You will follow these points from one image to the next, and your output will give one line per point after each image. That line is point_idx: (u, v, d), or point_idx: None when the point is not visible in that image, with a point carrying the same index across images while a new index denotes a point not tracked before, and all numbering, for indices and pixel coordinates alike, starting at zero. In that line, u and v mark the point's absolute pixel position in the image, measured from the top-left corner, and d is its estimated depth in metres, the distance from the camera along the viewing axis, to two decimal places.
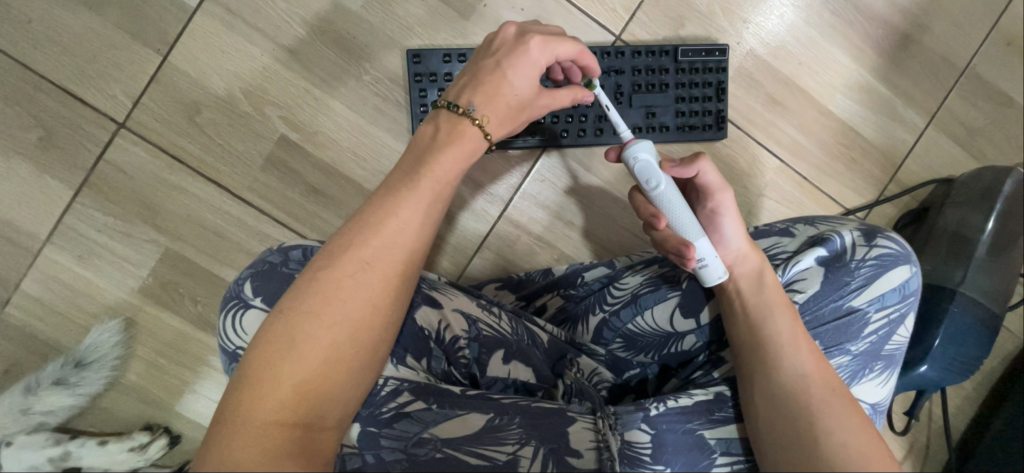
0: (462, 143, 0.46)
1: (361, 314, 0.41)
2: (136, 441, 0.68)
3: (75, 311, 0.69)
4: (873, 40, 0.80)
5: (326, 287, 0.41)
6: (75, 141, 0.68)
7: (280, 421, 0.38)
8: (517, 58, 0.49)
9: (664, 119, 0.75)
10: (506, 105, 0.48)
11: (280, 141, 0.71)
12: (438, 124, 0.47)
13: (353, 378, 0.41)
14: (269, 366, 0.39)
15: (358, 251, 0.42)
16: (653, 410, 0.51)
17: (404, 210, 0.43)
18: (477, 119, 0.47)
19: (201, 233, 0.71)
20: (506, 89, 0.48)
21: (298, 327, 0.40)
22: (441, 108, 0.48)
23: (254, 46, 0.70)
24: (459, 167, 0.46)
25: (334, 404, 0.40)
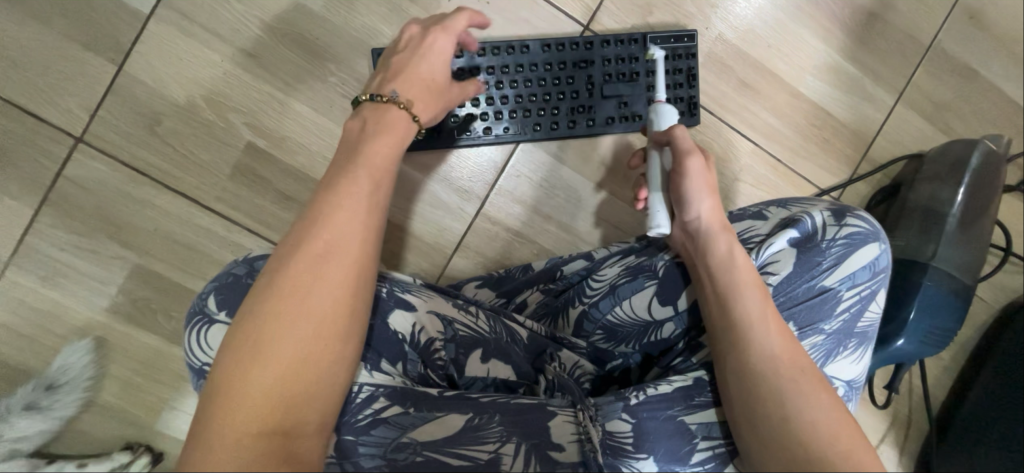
0: (393, 124, 0.49)
1: (326, 309, 0.39)
2: (115, 461, 0.67)
3: (42, 334, 0.67)
4: (839, 20, 0.81)
5: (285, 286, 0.40)
6: (31, 159, 0.66)
7: (256, 429, 0.37)
8: (424, 45, 0.54)
9: (637, 108, 0.74)
10: (425, 87, 0.53)
11: (246, 149, 0.69)
12: (363, 116, 0.50)
13: (327, 378, 0.39)
14: (238, 374, 0.38)
15: (312, 245, 0.41)
16: (633, 399, 0.51)
17: (350, 199, 0.42)
18: (404, 104, 0.51)
19: (170, 247, 0.69)
20: (423, 74, 0.53)
21: (264, 331, 0.38)
22: (363, 102, 0.51)
23: (213, 52, 0.68)
24: (393, 145, 0.48)
25: (310, 408, 0.39)
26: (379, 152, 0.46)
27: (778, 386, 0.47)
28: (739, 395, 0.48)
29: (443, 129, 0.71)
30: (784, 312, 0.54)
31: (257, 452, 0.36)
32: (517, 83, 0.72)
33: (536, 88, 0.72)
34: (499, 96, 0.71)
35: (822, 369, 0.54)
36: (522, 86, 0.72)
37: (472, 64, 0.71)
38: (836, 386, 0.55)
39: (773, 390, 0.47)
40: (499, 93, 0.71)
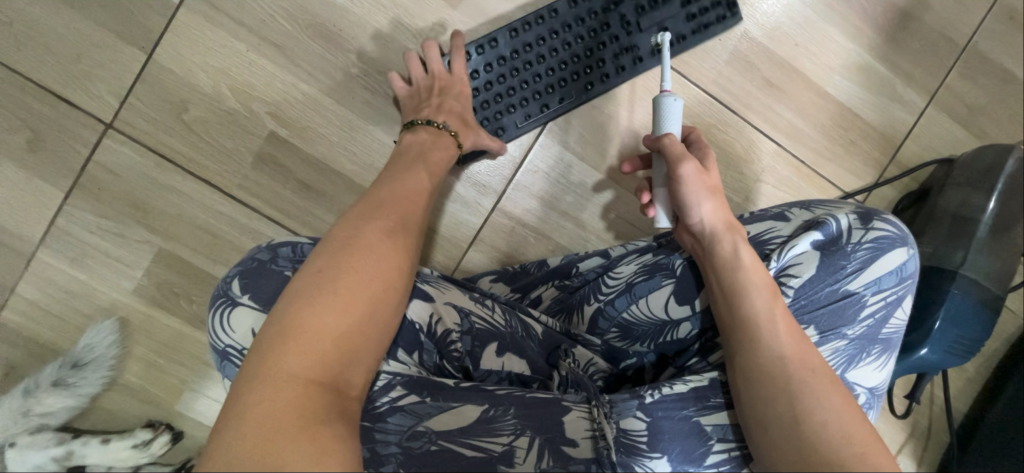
0: (444, 143, 0.63)
1: (381, 274, 0.42)
2: (139, 438, 0.68)
3: (71, 313, 0.70)
4: (871, 18, 0.78)
5: (351, 251, 0.43)
6: (64, 143, 0.68)
7: (313, 382, 0.37)
8: (454, 87, 0.68)
9: (678, 29, 0.74)
10: (463, 119, 0.67)
11: (269, 138, 0.70)
12: (419, 134, 0.63)
13: (371, 341, 0.41)
14: (291, 326, 0.39)
15: (376, 220, 0.46)
16: (649, 397, 0.51)
17: (406, 194, 0.51)
18: (453, 132, 0.65)
19: (193, 233, 0.71)
20: (457, 105, 0.67)
21: (330, 286, 0.41)
22: (419, 126, 0.64)
23: (239, 42, 0.69)
24: (446, 160, 0.62)
25: (353, 370, 0.40)
26: (435, 164, 0.59)
27: (805, 367, 0.47)
28: (761, 382, 0.47)
29: (501, 122, 0.72)
30: (804, 315, 0.53)
31: (313, 404, 0.37)
32: (551, 55, 0.72)
33: (569, 53, 0.72)
34: (539, 74, 0.72)
35: (843, 375, 0.53)
36: (556, 59, 0.72)
37: (508, 48, 0.71)
38: (857, 393, 0.54)
39: (801, 372, 0.47)
40: (537, 72, 0.71)
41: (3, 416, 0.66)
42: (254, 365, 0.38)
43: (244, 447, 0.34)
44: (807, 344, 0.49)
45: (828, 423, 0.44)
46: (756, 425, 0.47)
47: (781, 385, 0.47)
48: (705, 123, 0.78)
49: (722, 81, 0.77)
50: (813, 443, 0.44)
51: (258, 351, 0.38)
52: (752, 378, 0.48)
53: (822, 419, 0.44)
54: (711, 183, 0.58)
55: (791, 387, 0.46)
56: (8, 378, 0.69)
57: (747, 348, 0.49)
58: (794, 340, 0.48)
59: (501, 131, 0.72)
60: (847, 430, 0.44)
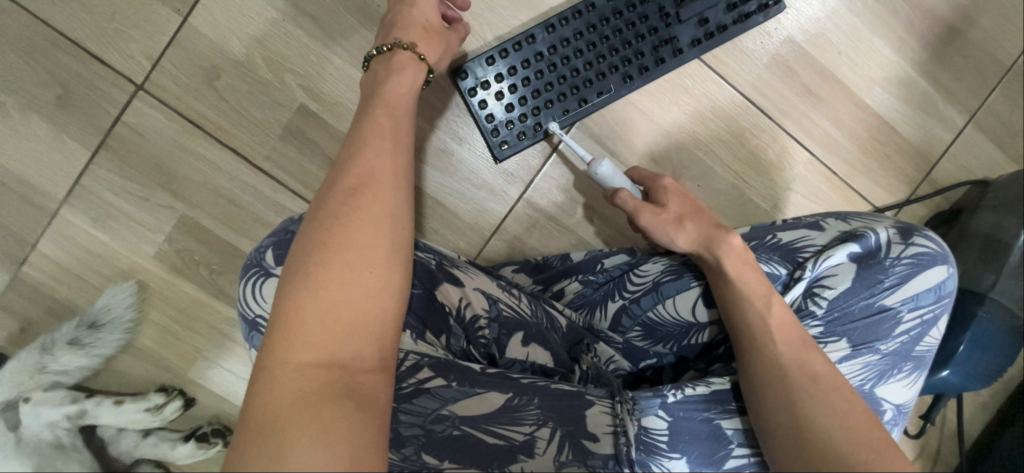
0: (404, 64, 0.55)
1: (372, 241, 0.41)
2: (152, 402, 0.69)
3: (91, 273, 0.69)
4: (917, 31, 0.77)
5: (325, 221, 0.41)
6: (94, 102, 0.67)
7: (313, 362, 0.37)
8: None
9: (718, 19, 0.72)
10: (422, 30, 0.58)
11: (300, 111, 0.70)
12: (375, 69, 0.55)
13: (374, 310, 0.39)
14: (293, 307, 0.38)
15: (346, 181, 0.43)
16: (671, 397, 0.50)
17: (373, 142, 0.45)
18: (406, 45, 0.56)
19: (217, 202, 0.70)
20: (417, 14, 0.59)
21: (311, 261, 0.39)
22: (373, 57, 0.56)
23: (275, 11, 0.68)
24: (410, 79, 0.54)
25: (361, 343, 0.38)
26: (395, 98, 0.51)
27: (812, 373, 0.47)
28: (766, 384, 0.47)
29: (540, 119, 0.70)
30: (837, 327, 0.53)
31: (317, 383, 0.36)
32: (588, 49, 0.70)
33: (606, 47, 0.71)
34: (577, 68, 0.70)
35: (871, 389, 0.53)
36: (594, 54, 0.70)
37: (545, 45, 0.70)
38: (884, 409, 0.53)
39: (810, 377, 0.46)
40: (575, 66, 0.70)
41: (17, 371, 0.66)
42: (264, 351, 0.37)
43: (258, 431, 0.34)
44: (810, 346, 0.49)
45: (838, 429, 0.43)
46: (763, 430, 0.47)
47: (789, 392, 0.46)
48: (740, 127, 0.76)
49: (760, 85, 0.76)
50: (815, 449, 0.43)
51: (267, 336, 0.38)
52: (754, 383, 0.48)
53: (829, 426, 0.44)
54: (680, 216, 0.60)
55: (796, 393, 0.46)
56: (26, 334, 0.69)
57: (748, 353, 0.49)
58: (795, 342, 0.49)
59: (539, 128, 0.70)
60: (863, 438, 0.43)
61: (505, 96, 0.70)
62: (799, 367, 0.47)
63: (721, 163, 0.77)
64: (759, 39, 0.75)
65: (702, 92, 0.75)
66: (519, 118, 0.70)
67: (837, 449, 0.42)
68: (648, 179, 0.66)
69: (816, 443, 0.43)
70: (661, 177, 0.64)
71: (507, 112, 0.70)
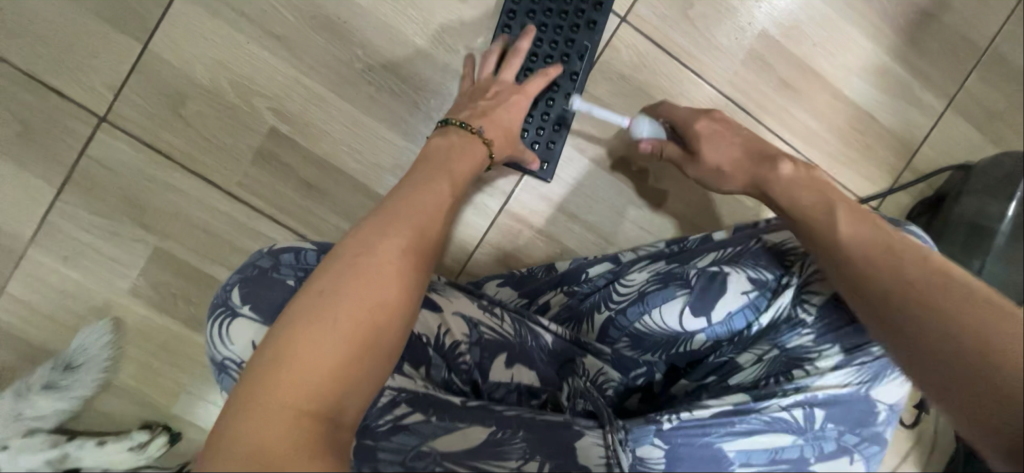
0: (473, 153, 0.58)
1: (395, 299, 0.41)
2: (135, 440, 0.67)
3: (64, 312, 0.67)
4: (892, 18, 0.76)
5: (357, 271, 0.41)
6: (55, 137, 0.65)
7: (305, 414, 0.36)
8: (508, 99, 0.63)
9: None
10: (505, 134, 0.62)
11: (270, 134, 0.68)
12: (449, 138, 0.59)
13: (369, 376, 0.39)
14: (299, 351, 0.37)
15: (383, 243, 0.43)
16: (666, 424, 0.50)
17: (418, 202, 0.48)
18: (489, 140, 0.60)
19: (190, 232, 0.68)
20: (505, 118, 0.62)
21: (331, 308, 0.39)
22: (453, 125, 0.60)
23: (238, 33, 0.66)
24: (472, 171, 0.57)
25: (350, 402, 0.38)
26: (463, 170, 0.56)
27: (932, 293, 0.42)
28: (903, 305, 0.42)
29: (555, 116, 0.69)
30: (827, 333, 0.54)
31: (300, 434, 0.35)
32: (543, 32, 0.68)
33: (557, 18, 0.68)
34: (547, 54, 0.68)
35: (868, 392, 0.53)
36: (550, 31, 0.68)
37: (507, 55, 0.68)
38: (878, 410, 0.53)
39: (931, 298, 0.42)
40: (544, 54, 0.68)
41: None
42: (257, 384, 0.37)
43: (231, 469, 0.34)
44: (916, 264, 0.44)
45: (977, 348, 0.39)
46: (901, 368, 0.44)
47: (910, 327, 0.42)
48: None
49: (737, 81, 0.75)
50: (981, 361, 0.38)
51: (255, 372, 0.37)
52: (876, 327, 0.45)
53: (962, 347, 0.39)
54: (726, 163, 0.61)
55: (921, 322, 0.41)
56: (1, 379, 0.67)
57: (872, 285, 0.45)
58: (896, 265, 0.44)
59: (560, 125, 0.69)
60: None
61: None
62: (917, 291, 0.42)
63: None
64: (734, 35, 0.74)
65: (680, 92, 0.74)
66: (539, 130, 0.69)
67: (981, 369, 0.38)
68: (683, 120, 0.65)
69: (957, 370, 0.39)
70: (695, 118, 0.64)
71: (524, 136, 0.69)
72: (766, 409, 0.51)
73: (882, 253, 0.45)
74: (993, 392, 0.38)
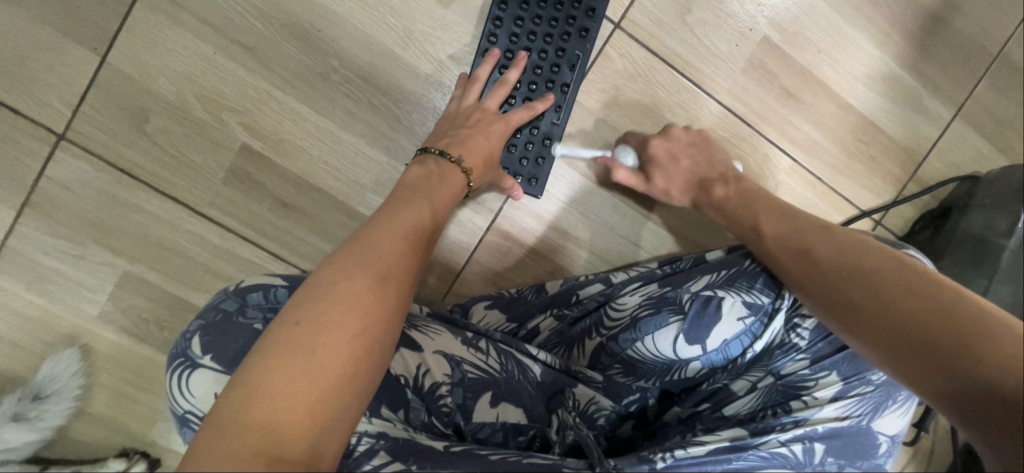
0: (452, 181, 0.56)
1: (373, 325, 0.38)
2: (111, 470, 0.65)
3: (28, 340, 0.64)
4: (899, 22, 0.72)
5: (333, 296, 0.38)
6: (10, 156, 0.61)
7: (277, 459, 0.32)
8: (489, 126, 0.61)
9: None
10: (484, 160, 0.59)
11: (242, 151, 0.64)
12: (426, 167, 0.56)
13: (348, 410, 0.36)
14: (270, 386, 0.34)
15: (362, 267, 0.40)
16: (660, 462, 0.46)
17: (397, 223, 0.46)
18: (466, 168, 0.57)
19: (162, 254, 0.65)
20: (484, 143, 0.60)
21: (306, 338, 0.36)
22: (431, 153, 0.57)
23: (205, 44, 0.62)
24: (453, 200, 0.55)
25: (322, 440, 0.35)
26: (444, 197, 0.53)
27: (875, 276, 0.45)
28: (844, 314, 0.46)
29: (545, 132, 0.65)
30: (825, 360, 0.52)
31: None
32: (532, 40, 0.64)
33: (547, 25, 0.64)
34: (537, 64, 0.64)
35: (869, 424, 0.50)
36: (540, 39, 0.64)
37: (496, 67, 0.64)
38: (879, 441, 0.50)
39: (874, 282, 0.45)
40: (534, 65, 0.64)
41: None
42: (225, 426, 0.33)
43: None
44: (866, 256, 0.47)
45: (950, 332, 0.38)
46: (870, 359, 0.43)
47: (867, 312, 0.44)
48: (719, 137, 0.72)
49: (737, 91, 0.71)
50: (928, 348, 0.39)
51: (224, 408, 0.34)
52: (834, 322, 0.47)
53: (929, 322, 0.39)
54: (679, 186, 0.67)
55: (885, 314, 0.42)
56: None
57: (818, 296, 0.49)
58: (844, 261, 0.48)
59: (549, 140, 0.65)
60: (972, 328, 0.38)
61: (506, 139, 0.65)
62: (865, 278, 0.46)
63: None
64: (733, 41, 0.70)
65: (677, 102, 0.71)
66: (527, 146, 0.65)
67: (954, 337, 0.38)
68: (639, 143, 0.68)
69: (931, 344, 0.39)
70: (648, 141, 0.67)
71: (511, 153, 0.65)
72: (765, 444, 0.48)
73: (832, 252, 0.50)
74: (965, 360, 0.36)
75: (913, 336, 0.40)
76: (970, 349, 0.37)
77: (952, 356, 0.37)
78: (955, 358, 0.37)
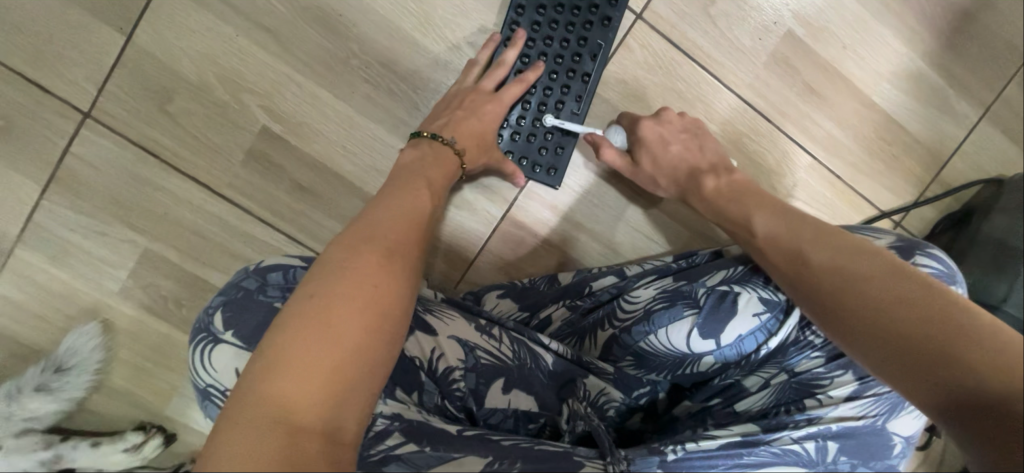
0: (446, 163, 0.56)
1: (384, 299, 0.39)
2: (130, 442, 0.65)
3: (52, 314, 0.66)
4: (929, 19, 0.71)
5: (342, 273, 0.39)
6: (37, 133, 0.62)
7: (302, 430, 0.33)
8: (479, 107, 0.61)
9: None
10: (476, 141, 0.60)
11: (262, 133, 0.65)
12: (420, 149, 0.57)
13: (367, 381, 0.36)
14: (288, 360, 0.35)
15: (371, 245, 0.41)
16: (670, 454, 0.46)
17: (400, 204, 0.47)
18: (457, 148, 0.58)
19: (181, 234, 0.66)
20: (475, 125, 0.60)
21: (319, 313, 0.37)
22: (423, 137, 0.58)
23: (227, 25, 0.62)
24: (446, 180, 0.55)
25: (346, 413, 0.35)
26: (438, 179, 0.54)
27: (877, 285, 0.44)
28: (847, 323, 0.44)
29: (564, 122, 0.65)
30: (840, 359, 0.51)
31: (295, 450, 0.32)
32: (554, 29, 0.64)
33: (569, 14, 0.64)
34: (558, 53, 0.64)
35: (884, 425, 0.50)
36: (562, 28, 0.64)
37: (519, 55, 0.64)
38: (893, 443, 0.50)
39: (877, 292, 0.43)
40: (555, 54, 0.64)
41: None
42: (247, 400, 0.34)
43: None
44: (864, 260, 0.46)
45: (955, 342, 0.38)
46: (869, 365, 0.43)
47: (868, 320, 0.43)
48: (738, 132, 0.71)
49: (758, 86, 0.70)
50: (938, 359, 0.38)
51: (246, 381, 0.35)
52: (832, 329, 0.45)
53: (930, 330, 0.39)
54: (667, 173, 0.65)
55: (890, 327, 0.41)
56: None
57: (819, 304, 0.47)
58: (841, 264, 0.47)
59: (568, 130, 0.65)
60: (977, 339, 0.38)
61: (524, 129, 0.65)
62: (866, 284, 0.44)
63: None
64: (757, 35, 0.69)
65: (696, 96, 0.70)
66: (545, 136, 0.65)
67: (960, 348, 0.38)
68: (629, 123, 0.66)
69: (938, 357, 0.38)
70: (639, 122, 0.65)
71: (530, 143, 0.65)
72: (777, 441, 0.48)
73: (826, 256, 0.48)
74: (972, 373, 0.37)
75: (920, 350, 0.39)
76: (978, 362, 0.37)
77: (964, 372, 0.37)
78: (962, 373, 0.37)
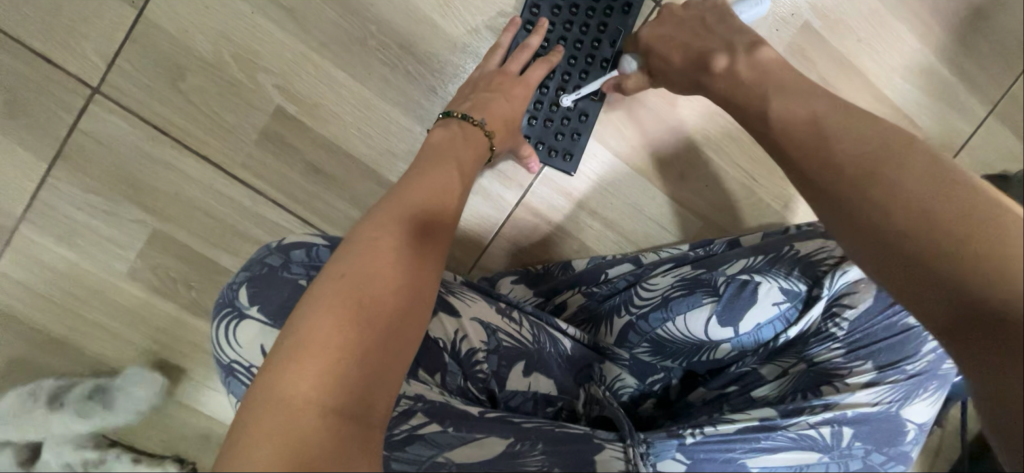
0: (476, 143, 0.56)
1: (410, 280, 0.38)
2: None
3: (59, 294, 0.64)
4: (942, 14, 0.71)
5: (370, 250, 0.38)
6: (46, 109, 0.61)
7: (332, 410, 0.32)
8: (508, 90, 0.60)
9: None
10: (505, 124, 0.59)
11: (276, 113, 0.64)
12: (451, 130, 0.56)
13: (394, 365, 0.36)
14: (314, 336, 0.34)
15: (400, 223, 0.41)
16: (688, 438, 0.47)
17: (426, 184, 0.46)
18: (489, 130, 0.57)
19: (193, 215, 0.65)
20: (505, 107, 0.59)
21: (349, 290, 0.36)
22: (453, 117, 0.57)
23: (243, 2, 0.61)
24: (476, 162, 0.55)
25: (379, 393, 0.35)
26: (468, 162, 0.53)
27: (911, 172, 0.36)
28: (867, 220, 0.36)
29: (582, 108, 0.65)
30: (861, 349, 0.52)
31: (321, 429, 0.32)
32: (575, 13, 0.64)
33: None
34: (578, 39, 0.64)
35: (898, 411, 0.50)
36: (582, 13, 0.64)
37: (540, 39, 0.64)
38: (907, 429, 0.51)
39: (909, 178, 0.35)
40: (575, 39, 0.64)
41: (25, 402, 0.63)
42: (274, 376, 0.33)
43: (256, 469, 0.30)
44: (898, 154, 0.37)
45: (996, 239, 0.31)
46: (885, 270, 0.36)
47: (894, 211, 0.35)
48: None
49: None
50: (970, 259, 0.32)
51: (277, 358, 0.34)
52: (848, 229, 0.37)
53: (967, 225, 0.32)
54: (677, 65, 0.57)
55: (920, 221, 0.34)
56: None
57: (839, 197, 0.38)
58: (869, 154, 0.38)
59: (585, 116, 0.65)
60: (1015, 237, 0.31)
61: (542, 114, 0.65)
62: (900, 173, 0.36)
63: (733, 163, 0.71)
64: (774, 26, 0.69)
65: None
66: (563, 121, 0.65)
67: (980, 259, 0.31)
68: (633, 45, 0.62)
69: (957, 271, 0.32)
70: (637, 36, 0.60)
71: (547, 127, 0.65)
72: (793, 426, 0.49)
73: (858, 142, 0.39)
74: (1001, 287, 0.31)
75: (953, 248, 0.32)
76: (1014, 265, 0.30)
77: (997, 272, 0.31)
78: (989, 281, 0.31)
